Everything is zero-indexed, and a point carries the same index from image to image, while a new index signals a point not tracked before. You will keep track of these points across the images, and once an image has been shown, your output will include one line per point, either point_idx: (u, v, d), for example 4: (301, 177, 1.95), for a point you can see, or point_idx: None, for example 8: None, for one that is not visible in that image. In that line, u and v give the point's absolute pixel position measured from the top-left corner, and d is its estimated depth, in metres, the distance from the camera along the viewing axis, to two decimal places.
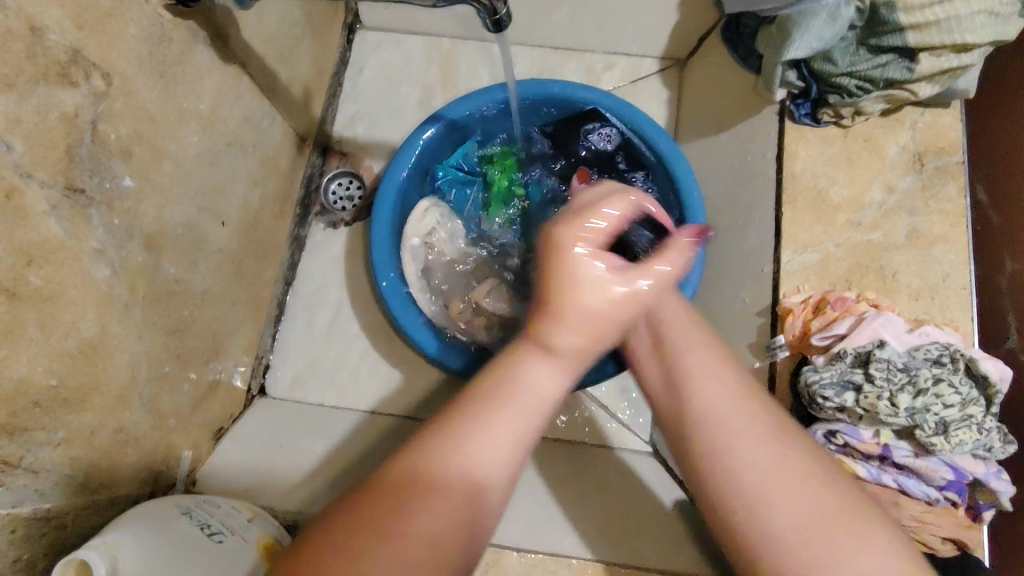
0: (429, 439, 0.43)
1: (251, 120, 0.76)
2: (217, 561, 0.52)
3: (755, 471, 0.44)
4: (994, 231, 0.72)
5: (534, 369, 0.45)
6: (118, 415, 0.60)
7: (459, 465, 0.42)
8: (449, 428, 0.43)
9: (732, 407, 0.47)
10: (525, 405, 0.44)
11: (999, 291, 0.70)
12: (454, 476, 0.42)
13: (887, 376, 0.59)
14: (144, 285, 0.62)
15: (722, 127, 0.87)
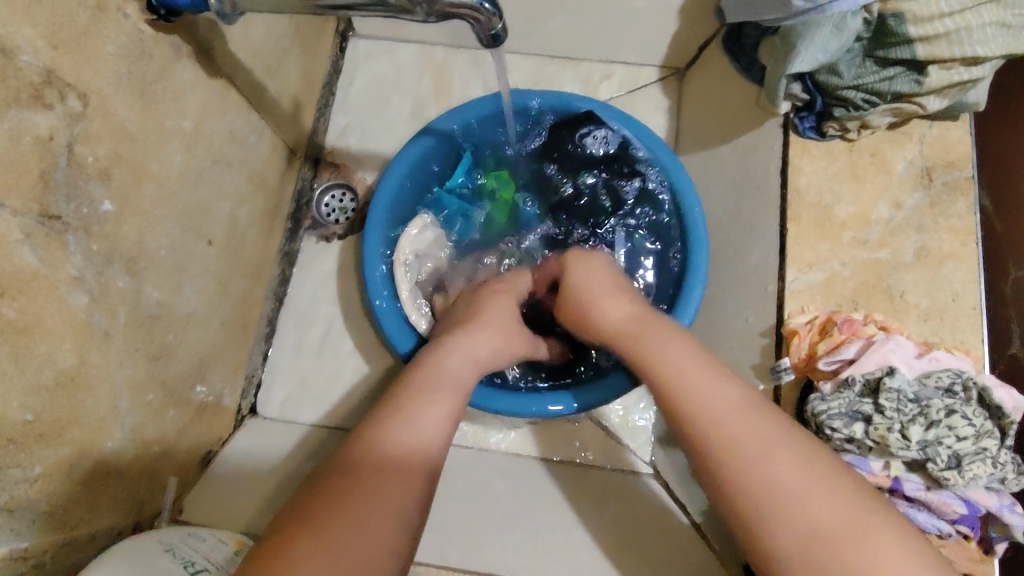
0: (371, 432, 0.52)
1: (238, 135, 0.74)
2: None
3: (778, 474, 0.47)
4: (999, 240, 0.71)
5: (452, 361, 0.62)
6: (99, 446, 0.58)
7: (400, 427, 0.53)
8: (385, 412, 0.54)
9: (721, 407, 0.51)
10: (443, 394, 0.58)
11: (1003, 301, 0.69)
12: (393, 450, 0.51)
13: (897, 407, 0.56)
14: (126, 310, 0.59)
15: (723, 138, 0.84)
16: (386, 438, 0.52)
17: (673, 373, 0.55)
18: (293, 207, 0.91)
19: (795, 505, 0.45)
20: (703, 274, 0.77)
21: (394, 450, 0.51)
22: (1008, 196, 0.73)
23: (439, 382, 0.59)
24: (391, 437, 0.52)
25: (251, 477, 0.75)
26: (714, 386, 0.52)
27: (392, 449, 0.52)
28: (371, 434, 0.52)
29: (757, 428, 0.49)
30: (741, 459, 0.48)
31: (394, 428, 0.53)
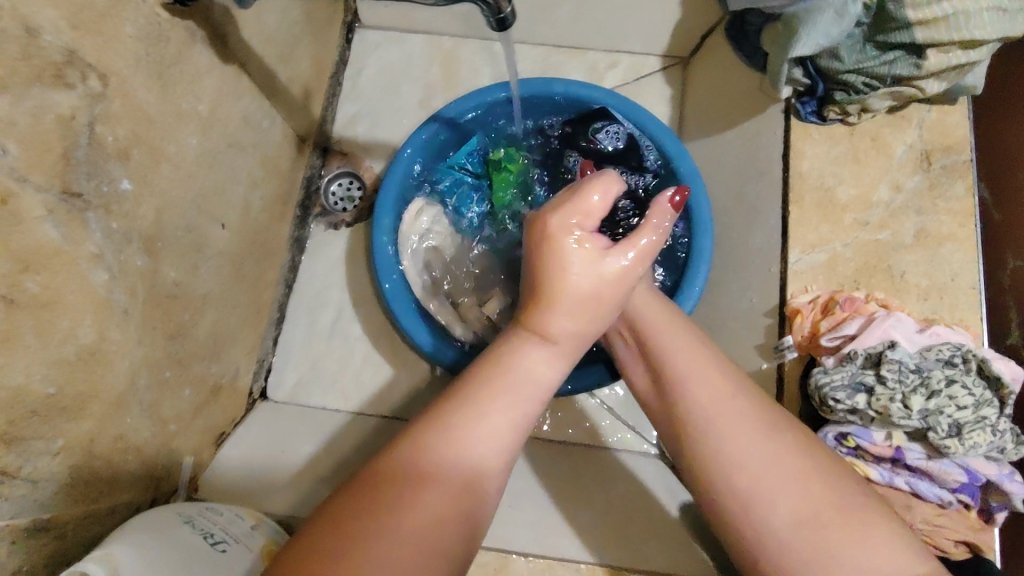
0: (425, 433, 0.46)
1: (250, 120, 0.75)
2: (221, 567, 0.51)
3: (746, 469, 0.47)
4: (997, 228, 0.70)
5: (533, 351, 0.52)
6: (118, 422, 0.59)
7: (451, 449, 0.46)
8: (433, 417, 0.47)
9: (710, 398, 0.51)
10: (507, 388, 0.49)
11: (1001, 288, 0.68)
12: (448, 457, 0.45)
13: (899, 378, 0.57)
14: (143, 289, 0.60)
15: (726, 125, 0.86)
16: (426, 460, 0.45)
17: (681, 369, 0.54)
18: (303, 195, 0.92)
19: (770, 477, 0.47)
20: (707, 257, 0.78)
21: (449, 469, 0.45)
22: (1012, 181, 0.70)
23: (502, 376, 0.50)
24: (444, 452, 0.45)
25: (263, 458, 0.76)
26: (699, 377, 0.53)
27: (439, 473, 0.44)
28: (422, 441, 0.46)
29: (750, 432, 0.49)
30: (707, 436, 0.50)
31: (453, 439, 0.46)
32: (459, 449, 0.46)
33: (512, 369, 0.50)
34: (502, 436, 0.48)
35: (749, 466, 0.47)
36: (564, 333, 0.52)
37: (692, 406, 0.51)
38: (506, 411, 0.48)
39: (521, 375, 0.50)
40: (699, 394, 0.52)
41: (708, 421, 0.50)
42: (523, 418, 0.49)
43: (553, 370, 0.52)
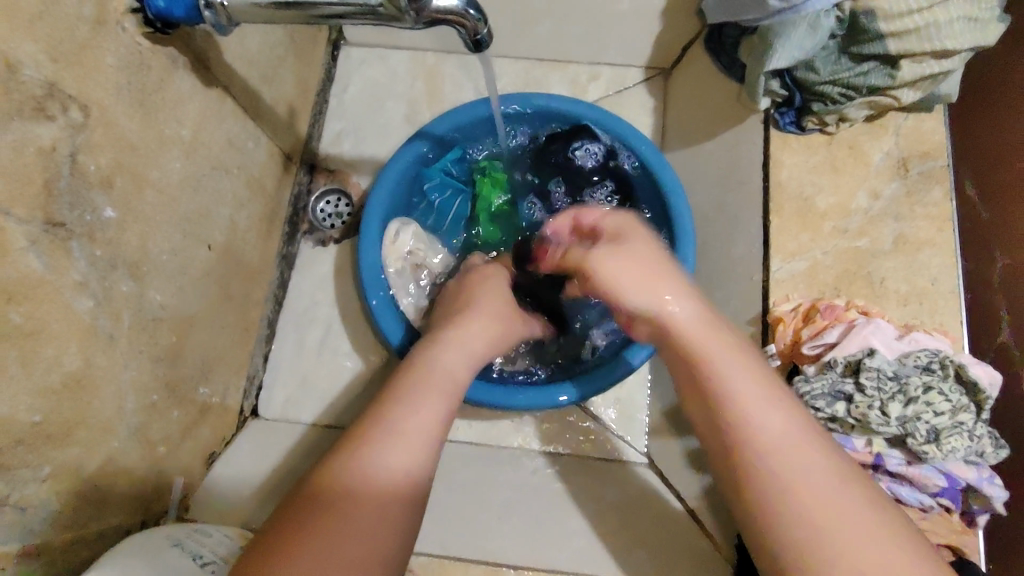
0: (341, 456, 0.50)
1: (235, 142, 0.76)
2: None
3: (833, 519, 0.45)
4: (984, 226, 0.72)
5: (447, 360, 0.60)
6: (106, 445, 0.60)
7: (380, 464, 0.50)
8: (376, 419, 0.53)
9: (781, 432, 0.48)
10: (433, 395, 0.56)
11: (989, 286, 0.70)
12: (371, 476, 0.49)
13: (878, 385, 0.57)
14: (130, 314, 0.61)
15: (707, 135, 0.87)
16: (354, 479, 0.49)
17: (723, 393, 0.50)
18: (291, 212, 0.93)
19: (836, 513, 0.45)
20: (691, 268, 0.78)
21: (367, 486, 0.49)
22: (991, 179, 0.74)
23: (427, 384, 0.56)
24: (370, 470, 0.49)
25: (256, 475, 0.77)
26: (764, 414, 0.49)
27: (360, 485, 0.49)
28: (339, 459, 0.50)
29: (797, 458, 0.47)
30: (746, 447, 0.48)
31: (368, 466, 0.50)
32: (382, 458, 0.50)
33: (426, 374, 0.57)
34: (428, 438, 0.53)
35: (785, 494, 0.46)
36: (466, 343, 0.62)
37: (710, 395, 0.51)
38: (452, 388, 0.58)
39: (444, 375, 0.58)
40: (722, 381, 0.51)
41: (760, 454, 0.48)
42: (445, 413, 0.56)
43: (463, 369, 0.60)
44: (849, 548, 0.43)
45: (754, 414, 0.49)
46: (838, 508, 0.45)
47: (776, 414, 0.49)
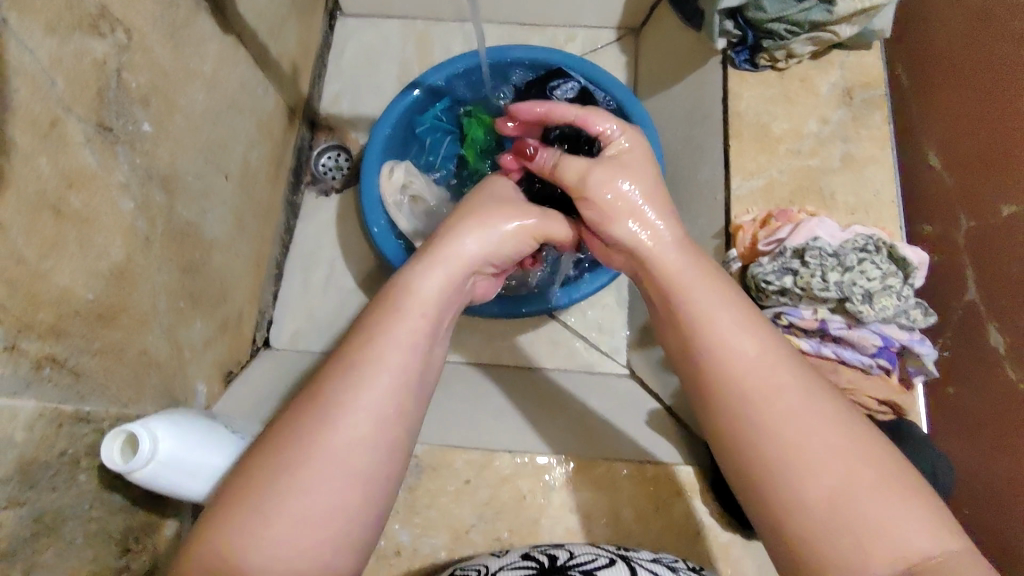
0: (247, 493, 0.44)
1: (246, 86, 0.84)
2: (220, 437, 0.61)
3: (783, 444, 0.45)
4: (949, 192, 0.80)
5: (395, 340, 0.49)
6: (142, 338, 0.67)
7: (275, 510, 0.43)
8: (289, 444, 0.45)
9: (752, 360, 0.48)
10: (363, 391, 0.47)
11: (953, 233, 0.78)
12: (270, 526, 0.43)
13: (820, 261, 0.65)
14: (162, 222, 0.69)
15: (675, 81, 0.96)
16: (238, 534, 0.42)
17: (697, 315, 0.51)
18: (295, 163, 1.02)
19: (805, 448, 0.44)
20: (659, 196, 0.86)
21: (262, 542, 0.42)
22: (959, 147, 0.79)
23: (353, 377, 0.47)
24: (261, 520, 0.43)
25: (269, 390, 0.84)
26: (734, 337, 0.49)
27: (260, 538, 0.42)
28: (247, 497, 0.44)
29: (768, 385, 0.47)
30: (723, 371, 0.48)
31: (263, 510, 0.43)
32: (283, 503, 0.43)
33: (360, 368, 0.47)
34: (353, 464, 0.45)
35: (757, 426, 0.46)
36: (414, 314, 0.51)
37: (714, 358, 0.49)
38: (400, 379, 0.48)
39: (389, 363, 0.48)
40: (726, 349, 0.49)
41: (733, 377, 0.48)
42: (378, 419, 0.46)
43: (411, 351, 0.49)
44: (796, 473, 0.44)
45: (722, 339, 0.49)
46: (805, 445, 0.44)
47: (749, 339, 0.49)
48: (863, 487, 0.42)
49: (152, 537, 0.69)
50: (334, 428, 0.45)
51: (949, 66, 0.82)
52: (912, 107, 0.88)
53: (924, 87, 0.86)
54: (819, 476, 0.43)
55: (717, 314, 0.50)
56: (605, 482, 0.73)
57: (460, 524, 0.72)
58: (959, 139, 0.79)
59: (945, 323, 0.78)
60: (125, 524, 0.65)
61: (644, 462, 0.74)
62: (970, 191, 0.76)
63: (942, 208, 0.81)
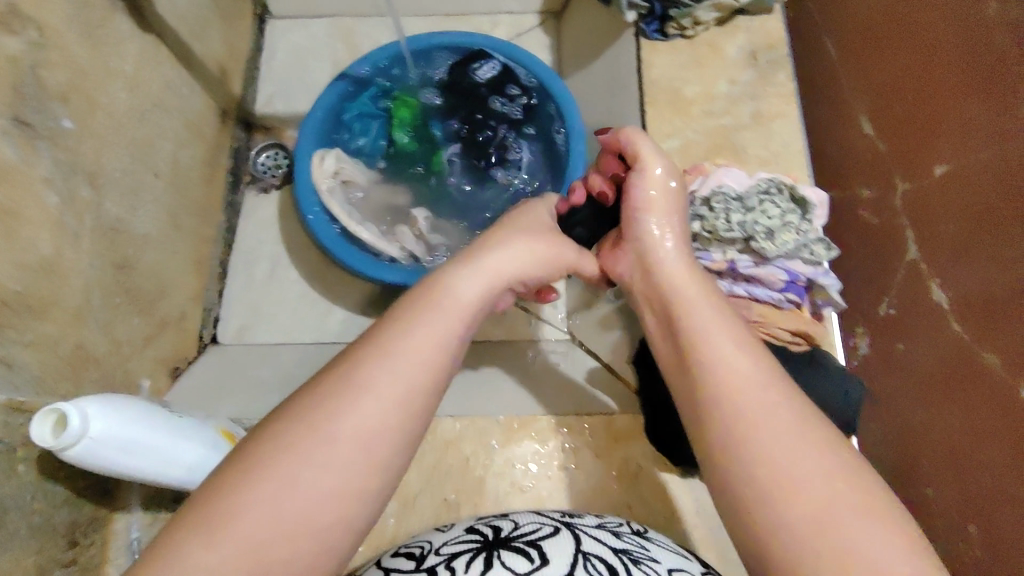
0: (227, 481, 0.42)
1: (172, 86, 0.86)
2: (172, 421, 0.63)
3: (773, 454, 0.45)
4: (884, 158, 0.82)
5: (407, 337, 0.49)
6: (78, 332, 0.68)
7: (257, 497, 0.41)
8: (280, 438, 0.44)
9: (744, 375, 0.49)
10: (358, 392, 0.46)
11: (886, 185, 0.82)
12: (247, 515, 0.41)
13: (724, 204, 0.70)
14: (90, 217, 0.70)
15: (595, 56, 1.00)
16: (215, 514, 0.40)
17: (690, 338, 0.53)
18: (232, 164, 1.03)
19: (793, 460, 0.44)
20: (577, 173, 0.85)
21: (232, 527, 0.40)
22: (890, 115, 0.81)
23: (353, 376, 0.46)
24: (239, 506, 0.41)
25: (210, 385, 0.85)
26: (726, 353, 0.50)
27: (231, 521, 0.40)
28: (225, 486, 0.42)
29: (763, 400, 0.47)
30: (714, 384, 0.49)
31: (240, 497, 0.41)
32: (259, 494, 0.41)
33: (363, 365, 0.47)
34: (348, 460, 0.44)
35: (744, 434, 0.46)
36: (443, 306, 0.52)
37: (702, 356, 0.51)
38: (398, 388, 0.47)
39: (393, 364, 0.47)
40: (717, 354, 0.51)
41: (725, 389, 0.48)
42: (375, 422, 0.45)
43: (424, 348, 0.49)
44: (781, 482, 0.44)
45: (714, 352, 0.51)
46: (795, 458, 0.44)
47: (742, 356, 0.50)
48: (849, 504, 0.42)
49: (101, 531, 0.70)
50: (328, 429, 0.44)
51: (876, 36, 0.84)
52: (842, 80, 0.91)
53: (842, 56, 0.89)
54: (804, 478, 0.44)
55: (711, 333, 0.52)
56: (546, 436, 0.76)
57: (408, 490, 0.74)
58: (882, 106, 0.82)
59: (889, 282, 0.81)
60: (70, 517, 0.65)
61: (581, 412, 0.77)
62: (906, 154, 0.78)
63: (881, 173, 0.83)
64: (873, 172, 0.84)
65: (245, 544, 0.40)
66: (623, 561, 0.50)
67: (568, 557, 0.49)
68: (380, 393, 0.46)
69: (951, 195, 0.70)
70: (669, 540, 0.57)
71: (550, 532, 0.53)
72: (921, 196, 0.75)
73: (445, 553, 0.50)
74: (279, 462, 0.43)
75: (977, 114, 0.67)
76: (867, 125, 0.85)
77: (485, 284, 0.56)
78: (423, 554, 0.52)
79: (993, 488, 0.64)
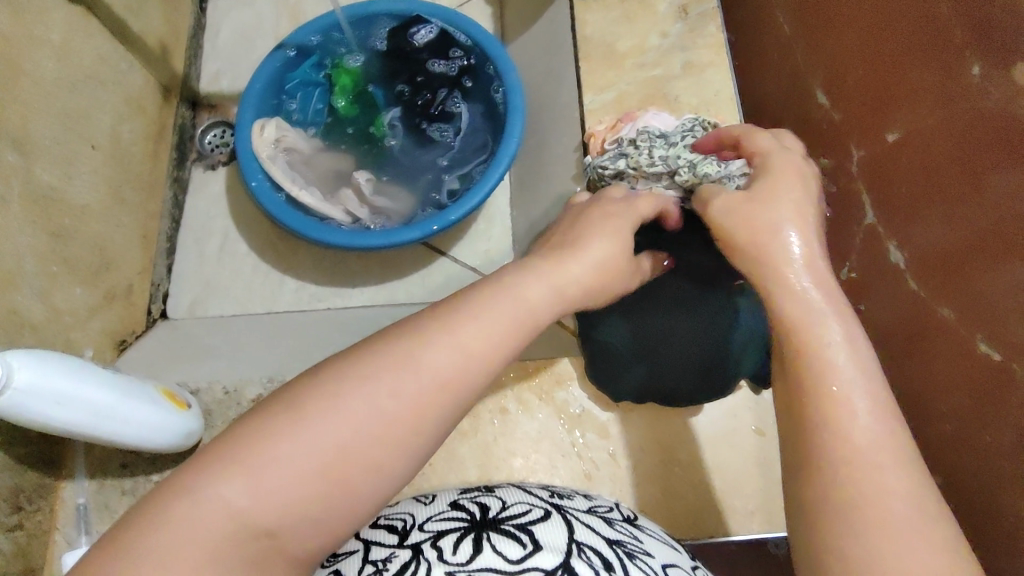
0: (278, 425, 0.40)
1: (106, 59, 0.86)
2: (106, 375, 0.63)
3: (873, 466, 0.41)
4: (836, 128, 0.80)
5: (476, 339, 0.45)
6: (9, 296, 0.68)
7: (293, 453, 0.39)
8: (336, 402, 0.41)
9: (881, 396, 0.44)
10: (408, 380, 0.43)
11: (832, 149, 0.81)
12: (282, 473, 0.39)
13: (648, 141, 0.72)
14: (19, 183, 0.70)
15: (532, 20, 1.02)
16: (255, 456, 0.39)
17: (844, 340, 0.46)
18: (178, 141, 1.03)
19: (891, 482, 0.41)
20: (517, 136, 0.85)
21: (263, 477, 0.39)
22: (839, 82, 0.80)
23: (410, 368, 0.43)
24: (277, 459, 0.39)
25: (159, 367, 0.85)
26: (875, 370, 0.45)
27: (263, 471, 0.39)
28: (273, 434, 0.40)
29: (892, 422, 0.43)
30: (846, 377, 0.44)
31: (282, 448, 0.39)
32: (300, 460, 0.39)
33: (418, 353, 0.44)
34: (379, 447, 0.41)
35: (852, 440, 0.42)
36: (512, 302, 0.48)
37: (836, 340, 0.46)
38: (444, 378, 0.43)
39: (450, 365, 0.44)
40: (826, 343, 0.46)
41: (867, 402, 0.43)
42: (420, 420, 0.42)
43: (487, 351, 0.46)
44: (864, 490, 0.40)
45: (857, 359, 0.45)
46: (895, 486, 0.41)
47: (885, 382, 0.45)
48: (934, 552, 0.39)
49: (47, 499, 0.70)
50: (378, 406, 0.41)
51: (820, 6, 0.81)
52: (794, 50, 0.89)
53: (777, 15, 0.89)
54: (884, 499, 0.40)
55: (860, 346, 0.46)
56: (491, 382, 0.76)
57: None
58: (833, 76, 0.80)
59: (847, 249, 0.80)
60: (11, 481, 0.65)
61: (524, 360, 0.78)
62: (862, 117, 0.75)
63: (833, 142, 0.81)
64: (823, 141, 0.83)
65: (260, 497, 0.38)
66: (619, 555, 0.50)
67: (563, 545, 0.49)
68: (431, 373, 0.43)
69: (911, 152, 0.68)
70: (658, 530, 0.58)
71: (541, 516, 0.52)
72: (876, 161, 0.73)
73: (430, 532, 0.50)
74: (313, 415, 0.40)
75: (922, 77, 0.65)
76: (819, 95, 0.83)
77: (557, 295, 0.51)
78: (406, 529, 0.52)
79: (960, 433, 0.64)
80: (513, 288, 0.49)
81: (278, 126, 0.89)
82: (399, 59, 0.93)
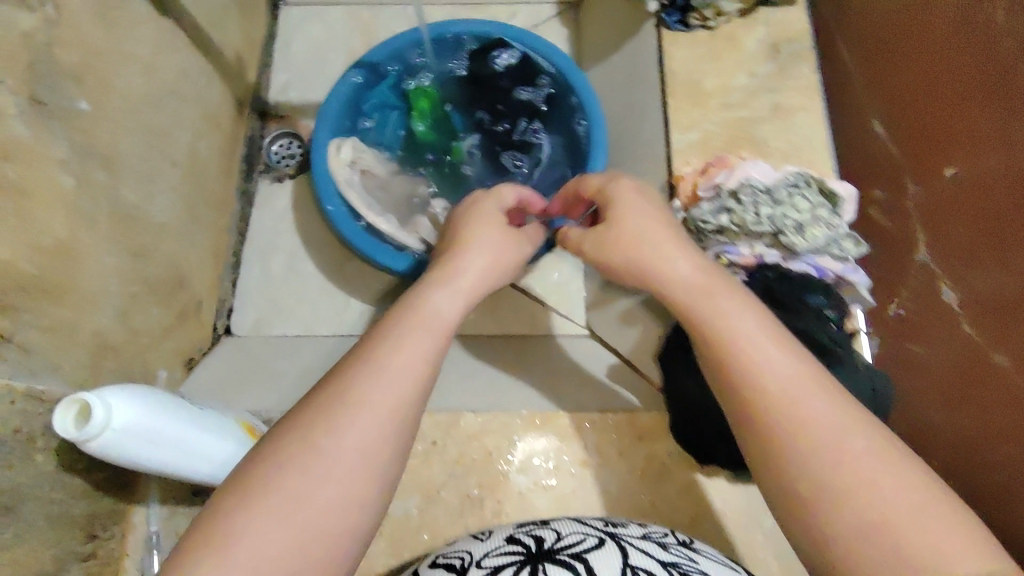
0: (227, 505, 0.40)
1: (188, 73, 0.84)
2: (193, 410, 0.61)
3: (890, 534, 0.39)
4: (893, 164, 0.74)
5: (397, 359, 0.47)
6: (93, 320, 0.66)
7: (249, 521, 0.39)
8: (280, 455, 0.42)
9: (847, 446, 0.42)
10: (348, 412, 0.44)
11: (884, 182, 0.76)
12: (249, 539, 0.39)
13: (753, 197, 0.73)
14: (107, 203, 0.69)
15: (614, 48, 0.99)
16: (221, 536, 0.39)
17: (788, 392, 0.45)
18: (246, 154, 1.01)
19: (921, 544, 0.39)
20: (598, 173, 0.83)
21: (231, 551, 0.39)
22: (902, 116, 0.73)
23: (335, 399, 0.44)
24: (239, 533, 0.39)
25: (223, 387, 0.82)
26: (836, 423, 0.43)
27: (231, 544, 0.39)
28: (224, 512, 0.40)
29: (872, 465, 0.41)
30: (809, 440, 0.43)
31: (245, 520, 0.39)
32: (258, 520, 0.39)
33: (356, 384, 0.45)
34: (334, 477, 0.42)
35: (859, 513, 0.40)
36: (428, 322, 0.50)
37: (781, 398, 0.45)
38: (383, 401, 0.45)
39: (385, 389, 0.45)
40: (790, 387, 0.45)
41: (841, 462, 0.42)
42: (364, 439, 0.43)
43: (411, 363, 0.47)
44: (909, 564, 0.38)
45: (810, 416, 0.44)
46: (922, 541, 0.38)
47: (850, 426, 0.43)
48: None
49: (121, 523, 0.68)
50: (320, 446, 0.42)
51: (888, 39, 0.76)
52: (854, 74, 0.83)
53: (844, 47, 0.84)
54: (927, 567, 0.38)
55: (812, 398, 0.44)
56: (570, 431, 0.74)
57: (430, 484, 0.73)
58: (892, 106, 0.75)
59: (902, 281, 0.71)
60: (89, 509, 0.64)
61: (607, 410, 0.76)
62: (920, 157, 0.69)
63: (888, 176, 0.75)
64: (879, 174, 0.77)
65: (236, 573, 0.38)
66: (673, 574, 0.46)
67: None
68: (367, 402, 0.44)
69: (959, 199, 0.63)
70: (716, 549, 0.54)
71: (595, 544, 0.49)
72: (929, 199, 0.67)
73: (486, 567, 0.47)
74: (262, 482, 0.41)
75: (989, 123, 0.59)
76: (875, 123, 0.78)
77: (460, 296, 0.53)
78: (463, 565, 0.49)
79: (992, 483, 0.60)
80: (420, 308, 0.50)
81: (355, 148, 0.87)
82: (480, 86, 0.91)
